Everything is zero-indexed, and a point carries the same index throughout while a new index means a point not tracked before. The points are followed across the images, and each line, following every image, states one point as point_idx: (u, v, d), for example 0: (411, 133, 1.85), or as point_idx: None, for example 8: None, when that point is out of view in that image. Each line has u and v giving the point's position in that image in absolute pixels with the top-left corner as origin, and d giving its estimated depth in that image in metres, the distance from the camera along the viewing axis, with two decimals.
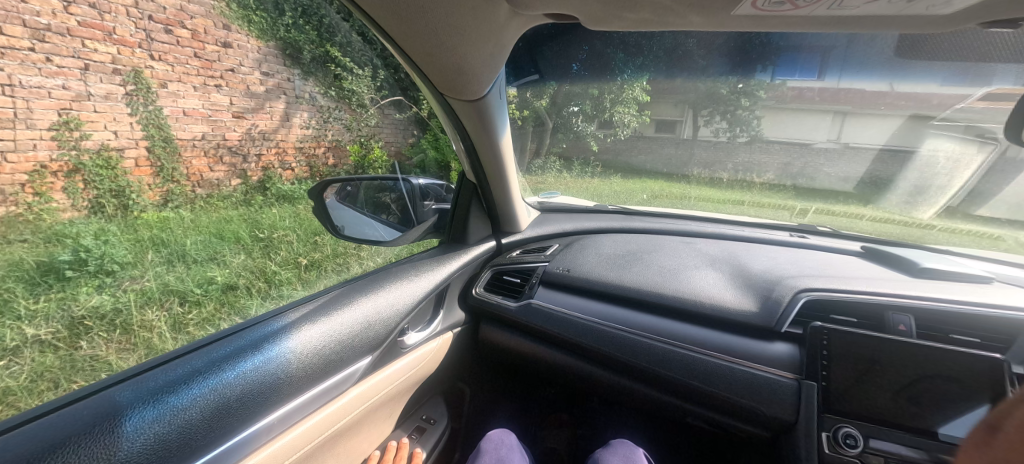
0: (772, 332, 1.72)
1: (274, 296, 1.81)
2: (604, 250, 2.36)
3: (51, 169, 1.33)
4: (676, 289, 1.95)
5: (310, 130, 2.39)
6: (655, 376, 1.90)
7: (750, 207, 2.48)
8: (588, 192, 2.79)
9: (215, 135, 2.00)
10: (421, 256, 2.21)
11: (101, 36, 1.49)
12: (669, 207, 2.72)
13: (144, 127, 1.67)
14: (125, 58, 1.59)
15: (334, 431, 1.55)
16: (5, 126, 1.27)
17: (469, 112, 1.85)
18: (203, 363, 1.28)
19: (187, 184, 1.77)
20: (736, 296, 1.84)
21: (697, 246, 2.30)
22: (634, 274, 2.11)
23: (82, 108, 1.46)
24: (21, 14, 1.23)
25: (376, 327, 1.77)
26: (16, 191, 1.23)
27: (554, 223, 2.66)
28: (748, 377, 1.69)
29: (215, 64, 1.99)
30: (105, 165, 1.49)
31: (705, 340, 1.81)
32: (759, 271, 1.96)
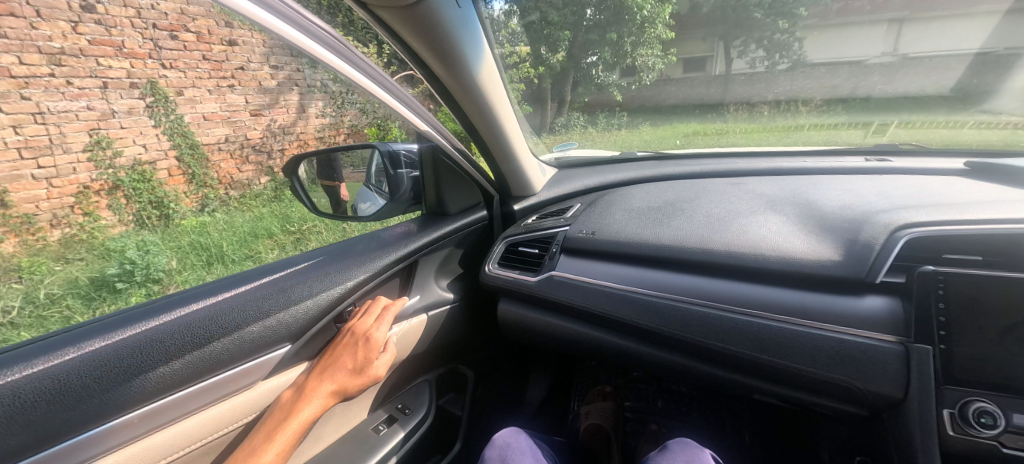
0: (862, 283, 1.38)
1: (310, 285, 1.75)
2: (638, 208, 2.10)
3: (95, 189, 1.55)
4: (726, 242, 1.69)
5: (326, 118, 2.51)
6: (709, 350, 1.66)
7: (806, 135, 2.21)
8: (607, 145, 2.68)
9: (238, 136, 2.26)
10: (397, 229, 1.98)
11: (112, 52, 1.77)
12: (713, 147, 2.52)
13: (170, 137, 1.98)
14: (139, 69, 1.95)
15: (223, 435, 1.29)
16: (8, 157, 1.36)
17: (409, 20, 1.50)
18: (34, 350, 1.09)
19: (221, 188, 2.01)
20: (809, 243, 1.54)
21: (740, 190, 2.04)
22: (674, 229, 1.87)
23: (110, 126, 1.73)
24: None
25: (300, 313, 1.47)
26: (67, 213, 1.43)
27: (576, 180, 2.51)
28: (835, 345, 1.39)
29: (224, 64, 2.24)
30: (140, 178, 1.75)
31: (768, 300, 1.53)
32: (832, 209, 1.68)
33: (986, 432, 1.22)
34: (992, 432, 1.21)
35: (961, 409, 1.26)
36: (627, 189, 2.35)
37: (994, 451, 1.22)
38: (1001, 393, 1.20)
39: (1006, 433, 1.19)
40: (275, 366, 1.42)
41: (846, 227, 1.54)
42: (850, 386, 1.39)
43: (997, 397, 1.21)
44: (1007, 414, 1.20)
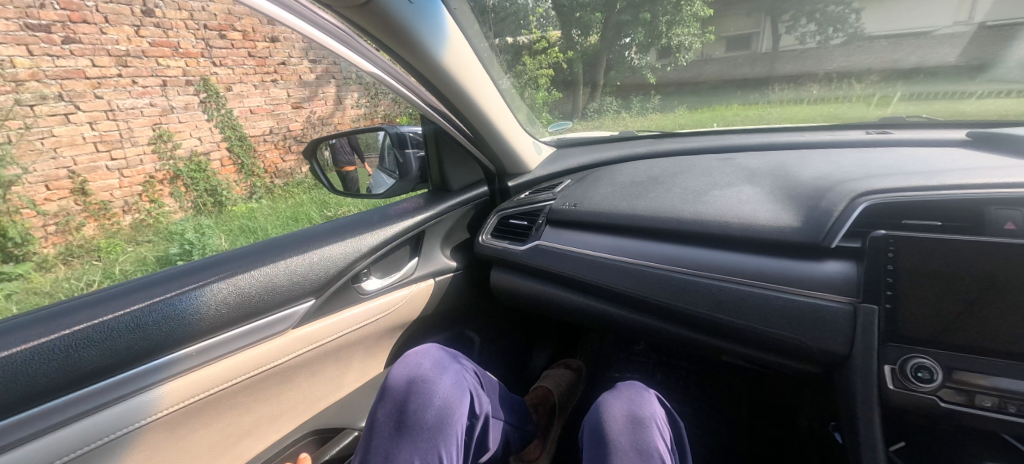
0: (821, 248, 1.30)
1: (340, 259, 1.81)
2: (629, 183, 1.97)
3: (160, 177, 2.06)
4: (698, 211, 1.60)
5: (361, 109, 2.46)
6: (668, 311, 1.60)
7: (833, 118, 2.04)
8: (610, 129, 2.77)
9: (280, 127, 2.55)
10: (406, 204, 2.00)
11: (170, 53, 2.43)
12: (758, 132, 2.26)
13: (222, 130, 2.37)
14: (194, 68, 2.48)
15: (262, 374, 1.37)
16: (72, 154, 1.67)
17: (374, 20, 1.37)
18: (87, 300, 1.19)
19: (267, 177, 2.17)
20: (773, 211, 1.44)
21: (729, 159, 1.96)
22: (650, 200, 1.79)
23: (169, 121, 2.31)
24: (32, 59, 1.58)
25: (323, 268, 1.53)
26: (136, 199, 1.86)
27: (571, 158, 2.43)
28: (786, 304, 1.32)
29: (268, 60, 2.64)
30: (196, 169, 2.22)
31: (729, 264, 1.46)
32: (809, 178, 1.56)
33: (926, 386, 1.13)
34: (931, 386, 1.12)
35: (903, 365, 1.16)
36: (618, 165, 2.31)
37: (936, 406, 1.12)
38: (951, 351, 1.09)
39: (944, 387, 1.11)
40: (303, 318, 1.49)
41: (811, 194, 1.44)
42: (799, 343, 1.32)
43: (942, 355, 1.10)
44: (950, 370, 1.10)
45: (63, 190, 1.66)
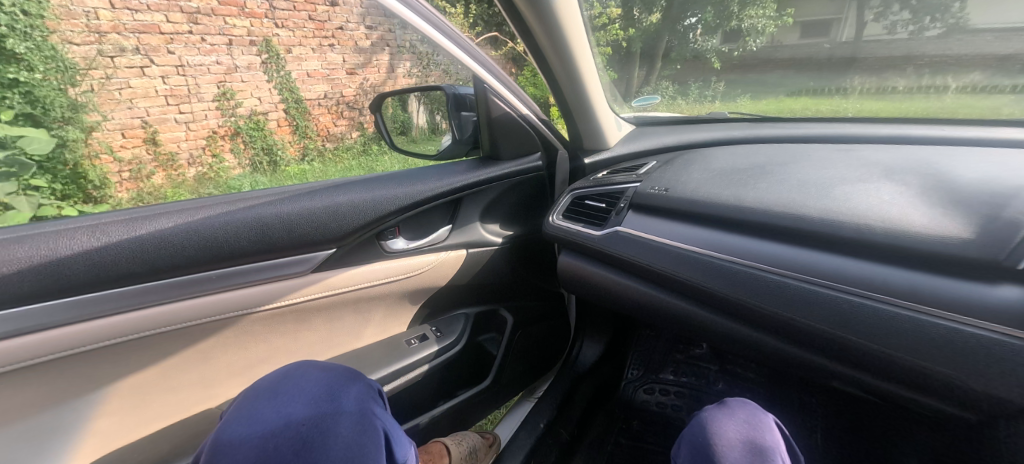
0: (1002, 263, 0.74)
1: None
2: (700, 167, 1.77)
3: (222, 133, 2.17)
4: (821, 210, 1.01)
5: (414, 78, 2.35)
6: (766, 319, 1.03)
7: None
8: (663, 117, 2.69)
9: (335, 92, 2.46)
10: (459, 166, 1.57)
11: (237, 14, 2.47)
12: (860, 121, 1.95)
13: (280, 91, 2.44)
14: (257, 29, 2.49)
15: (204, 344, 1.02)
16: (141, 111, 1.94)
17: None
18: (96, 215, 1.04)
19: (318, 141, 2.17)
20: (931, 217, 0.87)
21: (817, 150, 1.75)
22: (750, 192, 1.16)
23: (233, 79, 2.40)
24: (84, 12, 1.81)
25: (343, 213, 1.19)
26: (199, 152, 2.03)
27: (652, 136, 1.70)
28: (946, 334, 0.76)
29: (326, 24, 2.60)
30: (255, 126, 2.26)
31: (864, 276, 0.88)
32: (992, 176, 0.94)
33: None
34: None
35: None
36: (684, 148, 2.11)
37: None
38: None
39: None
40: (324, 265, 1.19)
41: (993, 199, 0.86)
42: (955, 382, 0.78)
43: None
44: None
45: (137, 138, 1.90)
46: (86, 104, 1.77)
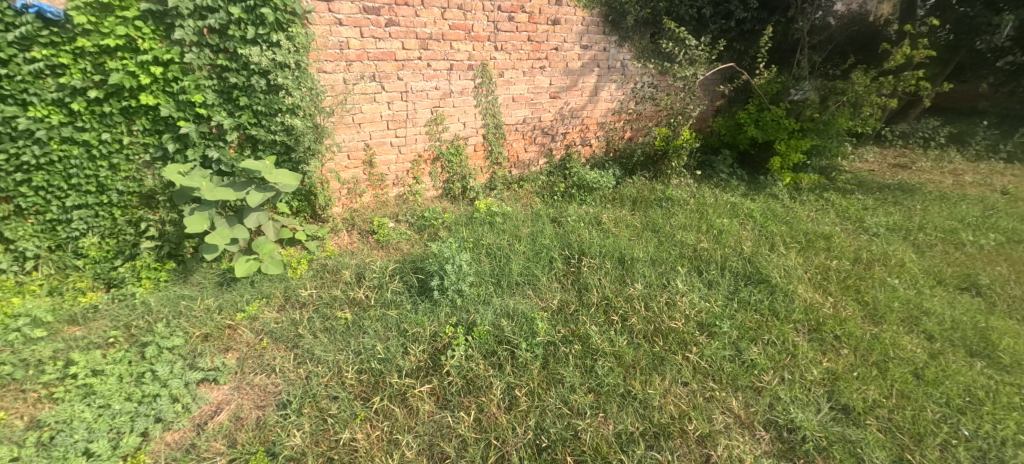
0: None
1: (633, 402, 1.23)
2: (998, 407, 1.24)
3: (425, 157, 2.31)
4: None
5: (614, 101, 2.79)
6: None
7: None
8: (854, 205, 2.51)
9: (534, 117, 2.57)
10: None
11: (463, 36, 2.15)
12: None
13: (484, 117, 2.39)
14: (478, 52, 2.23)
15: None
16: (364, 138, 2.09)
17: None
18: None
19: (506, 167, 2.58)
20: None
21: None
22: None
23: (446, 104, 2.26)
24: (329, 37, 1.82)
25: None
26: (405, 177, 2.30)
27: None
28: None
29: (542, 45, 2.39)
30: (455, 152, 2.36)
31: None
32: None
33: None
34: None
35: None
36: (940, 306, 1.68)
37: None
38: None
39: None
40: None
41: None
42: None
43: None
44: None
45: (358, 160, 2.12)
46: (328, 129, 1.90)
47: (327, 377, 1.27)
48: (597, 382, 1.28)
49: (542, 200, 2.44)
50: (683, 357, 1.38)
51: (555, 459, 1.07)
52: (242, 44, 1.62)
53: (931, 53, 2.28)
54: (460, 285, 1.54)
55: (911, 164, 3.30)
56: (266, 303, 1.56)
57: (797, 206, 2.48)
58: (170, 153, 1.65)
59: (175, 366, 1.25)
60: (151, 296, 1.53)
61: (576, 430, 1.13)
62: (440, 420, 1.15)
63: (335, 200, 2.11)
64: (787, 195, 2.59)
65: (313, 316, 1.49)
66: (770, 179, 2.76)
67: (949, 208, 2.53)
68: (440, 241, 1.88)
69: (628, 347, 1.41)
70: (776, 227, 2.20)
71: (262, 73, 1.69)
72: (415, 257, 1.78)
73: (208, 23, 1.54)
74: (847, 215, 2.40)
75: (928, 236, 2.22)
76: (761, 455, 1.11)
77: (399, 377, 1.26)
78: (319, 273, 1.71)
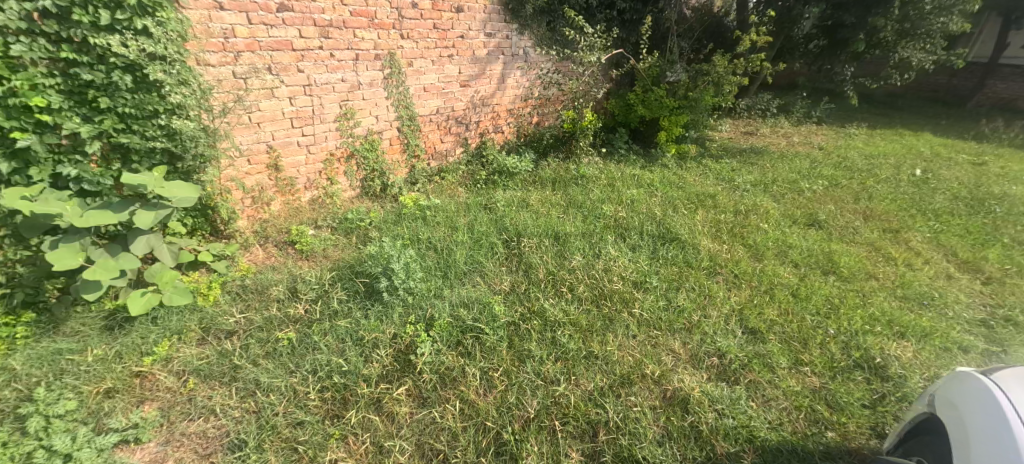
0: None
1: (597, 360, 1.34)
2: (848, 308, 1.64)
3: (337, 156, 2.15)
4: None
5: (520, 88, 2.89)
6: None
7: None
8: (726, 168, 2.99)
9: (447, 107, 2.54)
10: None
11: (366, 24, 2.03)
12: (993, 271, 1.96)
13: (396, 109, 2.30)
14: (383, 41, 2.12)
15: None
16: (266, 139, 1.86)
17: None
18: None
19: (424, 159, 2.52)
20: None
21: (907, 270, 1.93)
22: None
23: (355, 97, 2.11)
24: (211, 24, 1.57)
25: None
26: (318, 179, 2.11)
27: None
28: None
29: (448, 33, 2.36)
30: (370, 147, 2.23)
31: None
32: None
33: None
34: None
35: None
36: (798, 240, 2.12)
37: None
38: None
39: None
40: None
41: None
42: None
43: None
44: None
45: (261, 164, 1.88)
46: (222, 131, 1.65)
47: (284, 404, 1.14)
48: (562, 350, 1.37)
49: (466, 189, 2.44)
50: (627, 313, 1.55)
51: (543, 427, 1.13)
52: (94, 32, 1.29)
53: (767, 38, 2.80)
54: (410, 283, 1.50)
55: (756, 131, 4.03)
56: (180, 339, 1.33)
57: (685, 173, 2.88)
58: (3, 176, 1.26)
59: (77, 435, 1.01)
60: (8, 359, 1.19)
61: (555, 396, 1.21)
62: (423, 419, 1.13)
63: (239, 211, 1.85)
64: (675, 164, 2.99)
65: (247, 344, 1.32)
66: (660, 151, 3.14)
67: (788, 163, 3.18)
68: (374, 241, 1.79)
69: (580, 314, 1.53)
70: (674, 192, 2.53)
71: (127, 68, 1.38)
72: (351, 262, 1.67)
73: (40, 5, 1.19)
74: (722, 176, 2.86)
75: (779, 187, 2.76)
76: (704, 380, 1.32)
77: (368, 386, 1.19)
78: (239, 296, 1.51)
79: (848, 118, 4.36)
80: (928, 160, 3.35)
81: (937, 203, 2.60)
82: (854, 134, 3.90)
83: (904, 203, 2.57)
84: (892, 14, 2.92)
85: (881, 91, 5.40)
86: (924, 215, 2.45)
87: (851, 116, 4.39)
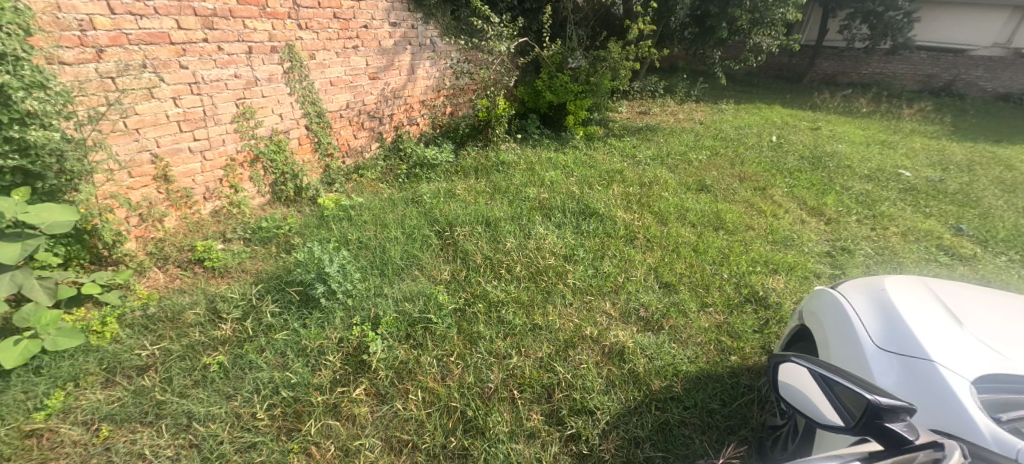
0: None
1: (542, 331, 1.45)
2: (736, 255, 1.96)
3: (239, 160, 1.96)
4: None
5: (431, 78, 2.87)
6: None
7: (908, 240, 2.19)
8: (628, 145, 3.30)
9: (357, 101, 2.44)
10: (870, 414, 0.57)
11: (257, 14, 1.86)
12: (831, 212, 2.47)
13: (302, 105, 2.15)
14: (279, 32, 1.97)
15: None
16: (150, 147, 1.63)
17: None
18: None
19: (338, 157, 2.40)
20: None
21: (774, 219, 2.35)
22: None
23: (253, 95, 1.94)
24: (62, 14, 1.32)
25: None
26: (219, 187, 1.91)
27: None
28: None
29: (350, 23, 2.26)
30: (277, 149, 2.07)
31: None
32: None
33: None
34: None
35: None
36: (693, 203, 2.45)
37: None
38: None
39: None
40: None
41: None
42: None
43: None
44: None
45: (147, 176, 1.65)
46: (94, 140, 1.42)
47: (228, 431, 1.06)
48: (509, 326, 1.45)
49: (388, 184, 2.38)
50: (562, 285, 1.68)
51: (502, 399, 1.20)
52: None
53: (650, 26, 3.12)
54: (348, 285, 1.46)
55: (648, 111, 4.47)
56: (79, 385, 1.15)
57: (594, 152, 3.12)
58: None
59: None
60: None
61: (510, 369, 1.29)
62: (385, 413, 1.14)
63: (125, 232, 1.61)
64: (585, 145, 3.22)
65: (167, 376, 1.19)
66: (569, 133, 3.35)
67: (677, 138, 3.60)
68: (299, 248, 1.69)
69: (521, 292, 1.62)
70: (587, 171, 2.74)
71: None
72: (276, 273, 1.56)
73: None
74: (626, 153, 3.16)
75: (673, 159, 3.13)
76: (634, 331, 1.50)
77: (321, 394, 1.16)
78: (145, 327, 1.34)
79: (719, 95, 5.03)
80: (780, 128, 4.03)
81: (789, 163, 3.16)
82: (725, 109, 4.52)
83: (767, 165, 3.09)
84: (744, 5, 3.44)
85: (740, 71, 6.29)
86: (782, 173, 2.98)
87: (720, 94, 5.07)
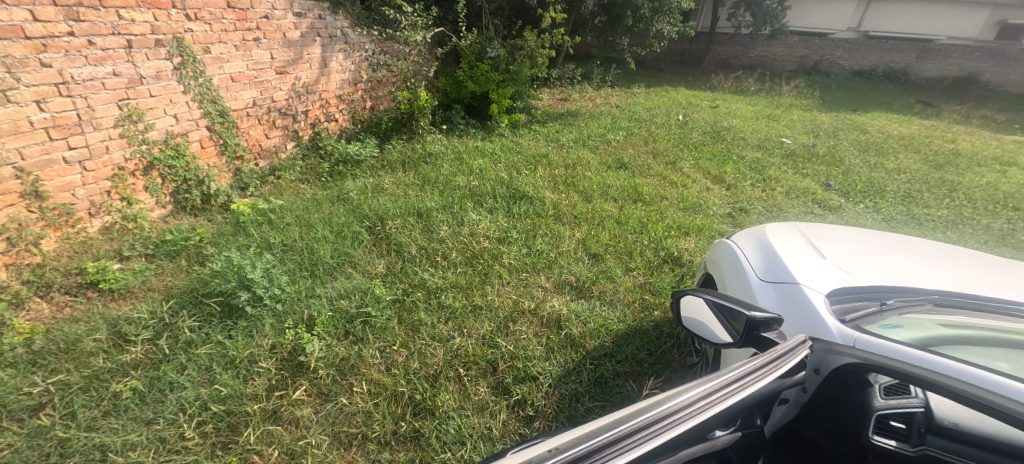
0: None
1: (482, 311, 1.50)
2: (653, 223, 2.15)
3: (129, 169, 1.75)
4: None
5: (345, 71, 2.76)
6: None
7: (790, 197, 2.55)
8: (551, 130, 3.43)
9: (265, 98, 2.28)
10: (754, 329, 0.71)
11: (134, 4, 1.67)
12: (729, 178, 2.79)
13: (200, 104, 1.97)
14: (163, 24, 1.78)
15: None
16: (12, 159, 1.40)
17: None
18: None
19: (248, 159, 2.23)
20: None
21: (684, 188, 2.60)
22: None
23: (140, 95, 1.74)
24: None
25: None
26: (107, 200, 1.69)
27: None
28: None
29: (247, 13, 2.10)
30: (175, 154, 1.88)
31: None
32: None
33: None
34: None
35: None
36: (613, 180, 2.63)
37: None
38: None
39: None
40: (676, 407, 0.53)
41: None
42: None
43: None
44: None
45: (10, 194, 1.42)
46: None
47: (154, 456, 0.97)
48: (450, 310, 1.48)
49: (310, 184, 2.27)
50: (498, 266, 1.74)
51: (450, 378, 1.23)
52: None
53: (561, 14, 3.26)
54: (275, 289, 1.39)
55: (567, 97, 4.66)
56: None
57: (520, 139, 3.21)
58: None
59: None
60: None
61: (455, 350, 1.32)
62: (331, 410, 1.12)
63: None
64: (510, 133, 3.29)
65: (68, 413, 1.05)
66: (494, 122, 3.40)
67: (595, 121, 3.81)
68: (215, 257, 1.57)
69: (458, 277, 1.65)
70: (514, 157, 2.82)
71: None
72: (190, 286, 1.44)
73: None
74: (550, 137, 3.28)
75: (593, 141, 3.31)
76: (568, 301, 1.60)
77: (258, 403, 1.11)
78: (31, 363, 1.17)
79: (630, 80, 5.38)
80: (684, 107, 4.42)
81: (693, 138, 3.50)
82: (636, 93, 4.86)
83: (675, 141, 3.39)
84: None
85: (647, 57, 6.76)
86: (687, 148, 3.29)
87: (631, 78, 5.43)
